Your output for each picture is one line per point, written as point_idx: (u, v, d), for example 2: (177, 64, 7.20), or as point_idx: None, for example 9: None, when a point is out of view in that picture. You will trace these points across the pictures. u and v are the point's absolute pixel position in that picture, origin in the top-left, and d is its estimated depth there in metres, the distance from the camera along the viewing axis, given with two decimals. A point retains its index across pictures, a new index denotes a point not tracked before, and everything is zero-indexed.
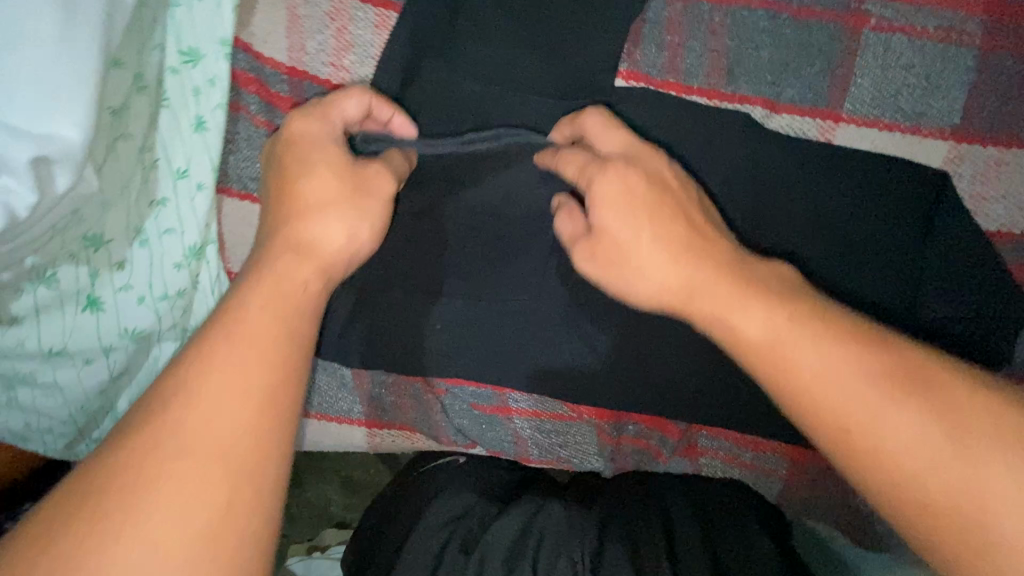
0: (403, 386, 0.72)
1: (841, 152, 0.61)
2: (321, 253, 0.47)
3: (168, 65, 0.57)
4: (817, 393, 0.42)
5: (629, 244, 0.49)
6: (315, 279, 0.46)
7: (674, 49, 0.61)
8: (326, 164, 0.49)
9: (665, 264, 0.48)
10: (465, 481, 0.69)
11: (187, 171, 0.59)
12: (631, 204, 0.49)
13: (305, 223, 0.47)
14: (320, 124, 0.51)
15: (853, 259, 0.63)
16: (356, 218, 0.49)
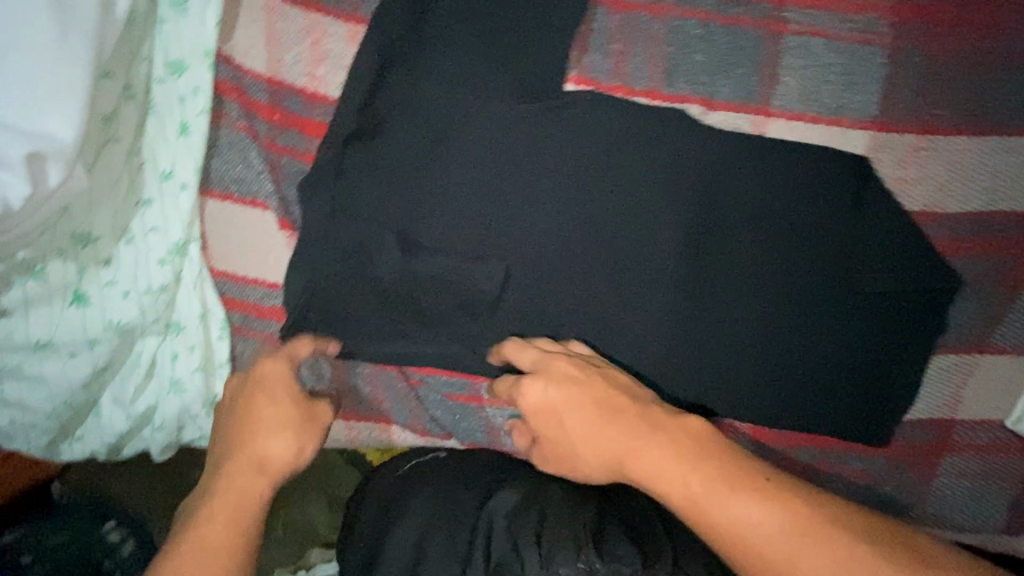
0: (379, 377, 0.75)
1: (772, 143, 0.68)
2: (274, 468, 0.59)
3: (156, 76, 0.62)
4: (739, 539, 0.50)
5: (562, 432, 0.62)
6: (268, 488, 0.59)
7: (618, 56, 0.68)
8: (287, 398, 0.63)
9: (598, 441, 0.60)
10: (466, 471, 0.72)
11: (172, 173, 0.63)
12: (563, 396, 0.62)
13: (262, 441, 0.60)
14: (279, 364, 0.64)
15: (787, 262, 0.69)
16: (302, 439, 0.62)
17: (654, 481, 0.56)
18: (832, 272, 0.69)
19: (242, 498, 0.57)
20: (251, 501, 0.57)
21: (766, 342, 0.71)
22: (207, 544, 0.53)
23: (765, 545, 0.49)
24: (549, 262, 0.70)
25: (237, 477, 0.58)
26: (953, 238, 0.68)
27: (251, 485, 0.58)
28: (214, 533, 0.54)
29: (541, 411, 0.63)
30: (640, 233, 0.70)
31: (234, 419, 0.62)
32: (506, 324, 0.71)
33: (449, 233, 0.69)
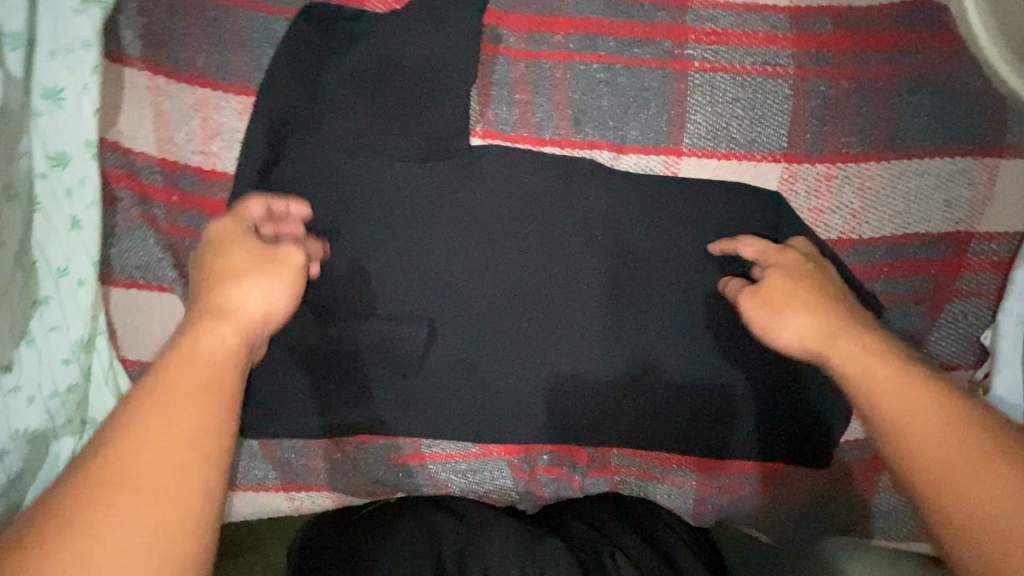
0: (313, 448, 0.73)
1: (685, 182, 0.67)
2: (238, 316, 0.46)
3: (37, 171, 0.59)
4: (920, 416, 0.43)
5: (782, 295, 0.57)
6: (233, 339, 0.44)
7: (524, 105, 0.67)
8: (245, 247, 0.50)
9: (824, 321, 0.53)
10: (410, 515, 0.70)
11: (67, 269, 0.61)
12: (801, 274, 0.58)
13: (223, 289, 0.47)
14: (233, 223, 0.53)
15: (710, 302, 0.69)
16: (265, 282, 0.48)
17: (855, 358, 0.49)
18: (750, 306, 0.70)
19: (208, 354, 0.42)
20: (231, 357, 0.43)
21: (691, 373, 0.72)
22: (173, 403, 0.39)
23: (924, 428, 0.42)
24: (474, 316, 0.69)
25: (208, 330, 0.44)
26: (866, 261, 0.68)
27: (226, 337, 0.44)
28: (179, 390, 0.39)
29: (768, 286, 0.58)
30: (562, 280, 0.69)
31: (197, 282, 0.49)
32: (436, 383, 0.70)
33: (370, 298, 0.67)
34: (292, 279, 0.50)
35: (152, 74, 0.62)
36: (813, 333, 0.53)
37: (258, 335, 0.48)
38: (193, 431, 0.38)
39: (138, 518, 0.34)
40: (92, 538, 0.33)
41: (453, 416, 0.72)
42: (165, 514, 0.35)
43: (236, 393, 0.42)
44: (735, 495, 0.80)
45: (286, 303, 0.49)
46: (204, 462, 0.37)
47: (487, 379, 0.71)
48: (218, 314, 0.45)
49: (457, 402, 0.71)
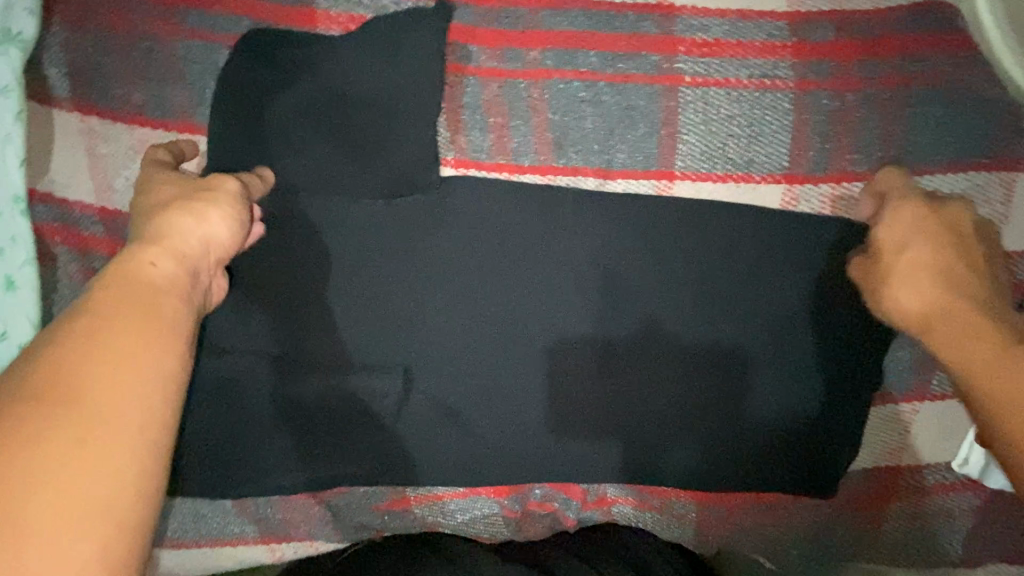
0: (291, 500, 0.69)
1: (678, 208, 0.62)
2: (172, 241, 0.44)
3: None
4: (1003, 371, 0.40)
5: (900, 258, 0.53)
6: (167, 263, 0.43)
7: (498, 129, 0.62)
8: (170, 179, 0.50)
9: (936, 289, 0.49)
10: (389, 557, 0.65)
11: (5, 334, 0.55)
12: (918, 227, 0.54)
13: (155, 218, 0.46)
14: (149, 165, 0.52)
15: (709, 336, 0.65)
16: (201, 205, 0.47)
17: (952, 343, 0.45)
18: (758, 338, 0.65)
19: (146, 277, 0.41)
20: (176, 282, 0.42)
21: (698, 406, 0.67)
22: (118, 322, 0.37)
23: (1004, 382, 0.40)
24: (453, 358, 0.64)
25: (146, 255, 0.42)
26: None
27: (170, 262, 0.43)
28: (117, 311, 0.38)
29: (886, 243, 0.54)
30: (547, 316, 0.64)
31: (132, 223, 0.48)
32: (417, 430, 0.66)
33: (341, 345, 0.62)
34: (230, 202, 0.49)
35: (85, 115, 0.56)
36: (929, 297, 0.50)
37: (198, 259, 0.45)
38: (140, 348, 0.37)
39: (86, 430, 0.33)
40: (30, 441, 0.31)
41: (436, 463, 0.67)
42: (113, 420, 0.34)
43: (184, 315, 0.40)
44: (737, 523, 0.76)
45: (229, 225, 0.48)
46: (157, 378, 0.36)
47: (471, 422, 0.66)
48: (152, 238, 0.44)
49: (439, 449, 0.67)
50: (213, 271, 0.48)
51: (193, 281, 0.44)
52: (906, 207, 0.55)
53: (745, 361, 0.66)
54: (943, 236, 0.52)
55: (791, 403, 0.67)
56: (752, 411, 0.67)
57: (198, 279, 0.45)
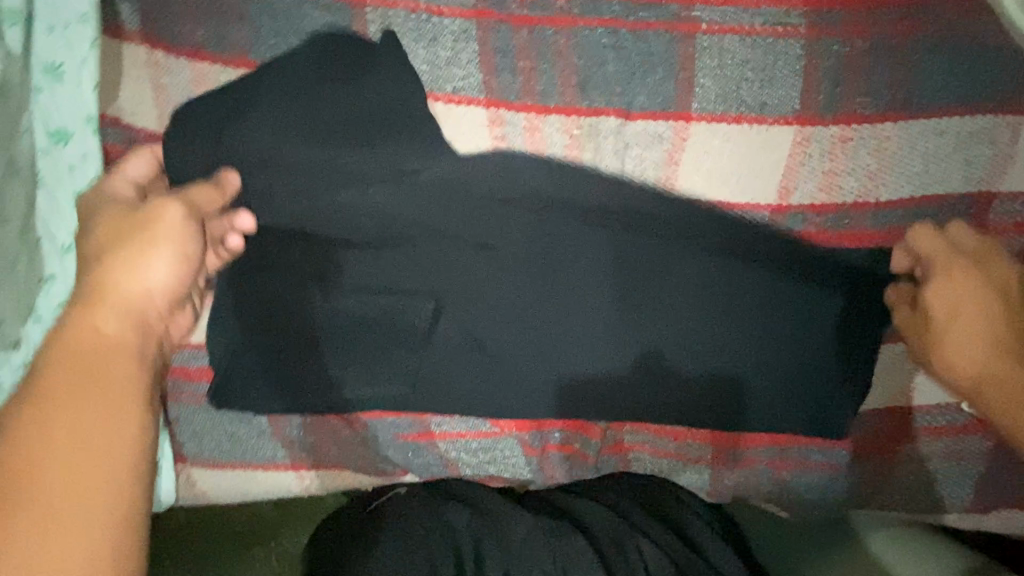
0: (323, 426, 0.72)
1: (693, 147, 0.66)
2: (115, 294, 0.48)
3: (39, 147, 0.59)
4: None
5: (952, 324, 0.61)
6: (112, 326, 0.47)
7: (527, 73, 0.65)
8: (112, 215, 0.53)
9: (984, 362, 0.58)
10: (420, 495, 0.71)
11: (72, 246, 0.61)
12: (969, 295, 0.61)
13: (95, 262, 0.49)
14: (113, 188, 0.57)
15: (729, 274, 0.66)
16: (140, 246, 0.50)
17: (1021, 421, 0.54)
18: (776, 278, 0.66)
19: (90, 343, 0.45)
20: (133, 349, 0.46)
21: (722, 346, 0.68)
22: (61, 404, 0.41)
23: None
24: (481, 292, 0.67)
25: (90, 320, 0.46)
26: (886, 228, 0.67)
27: (118, 326, 0.47)
28: (71, 385, 0.42)
29: (938, 306, 0.62)
30: (572, 251, 0.66)
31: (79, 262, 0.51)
32: (446, 359, 0.70)
33: (377, 272, 0.66)
34: (174, 240, 0.51)
35: (152, 49, 0.62)
36: (986, 369, 0.58)
37: (146, 312, 0.49)
38: (102, 418, 0.42)
39: (60, 507, 0.38)
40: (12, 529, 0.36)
41: (461, 391, 0.71)
42: (89, 491, 0.39)
43: (139, 378, 0.45)
44: (750, 468, 0.78)
45: (169, 267, 0.51)
46: (121, 442, 0.41)
47: (495, 354, 0.69)
48: (89, 294, 0.47)
49: (463, 380, 0.70)
50: (169, 315, 0.52)
51: (149, 337, 0.49)
52: (957, 271, 0.61)
53: (762, 305, 0.67)
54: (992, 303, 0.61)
55: (805, 350, 0.68)
56: (769, 356, 0.68)
57: (150, 329, 0.49)
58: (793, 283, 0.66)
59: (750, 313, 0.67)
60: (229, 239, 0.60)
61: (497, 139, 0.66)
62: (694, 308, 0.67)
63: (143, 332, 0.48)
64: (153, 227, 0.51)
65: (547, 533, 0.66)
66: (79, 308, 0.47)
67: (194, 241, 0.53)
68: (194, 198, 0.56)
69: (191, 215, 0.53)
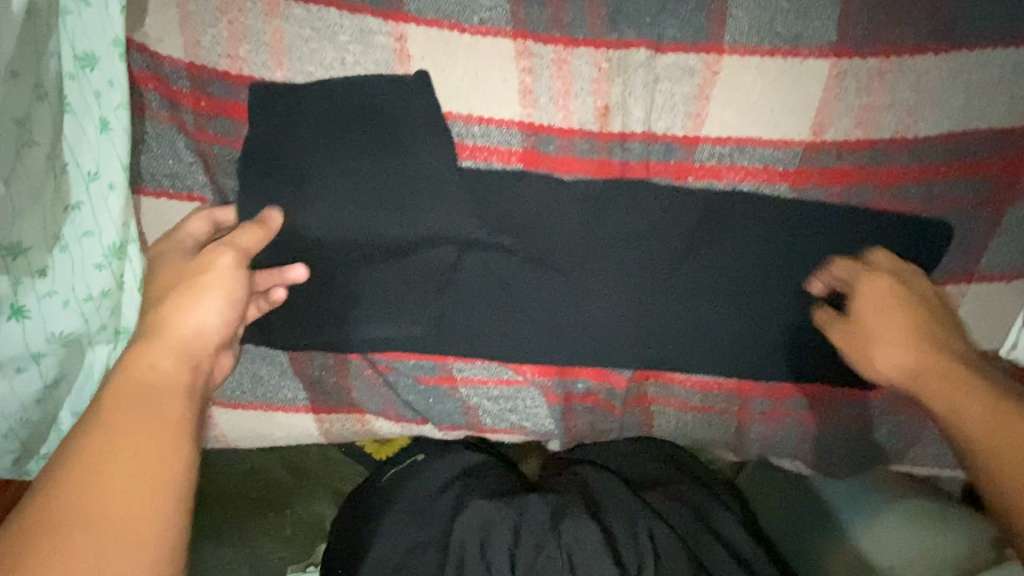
0: (345, 366, 0.72)
1: (726, 82, 0.64)
2: (169, 339, 0.47)
3: (66, 72, 0.59)
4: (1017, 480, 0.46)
5: (870, 323, 0.60)
6: (168, 363, 0.45)
7: (556, 4, 0.62)
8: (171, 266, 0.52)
9: (908, 360, 0.56)
10: (430, 473, 0.68)
11: (98, 173, 0.60)
12: (886, 300, 0.60)
13: (156, 309, 0.49)
14: (165, 241, 0.56)
15: (757, 216, 0.67)
16: (191, 297, 0.49)
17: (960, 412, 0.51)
18: (801, 214, 0.67)
19: (149, 386, 0.44)
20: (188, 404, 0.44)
21: (749, 290, 0.68)
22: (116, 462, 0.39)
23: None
24: (509, 223, 0.67)
25: (146, 359, 0.45)
26: (924, 163, 0.66)
27: (175, 368, 0.45)
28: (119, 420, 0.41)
29: (862, 313, 0.61)
30: (603, 194, 0.67)
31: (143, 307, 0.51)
32: (471, 301, 0.69)
33: (400, 207, 0.66)
34: (225, 281, 0.50)
35: None
36: (913, 368, 0.56)
37: (199, 355, 0.48)
38: (149, 451, 0.40)
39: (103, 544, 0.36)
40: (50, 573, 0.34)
41: (485, 333, 0.71)
42: (130, 524, 0.37)
43: (189, 412, 0.44)
44: (778, 422, 0.76)
45: (220, 310, 0.49)
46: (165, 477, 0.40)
47: (520, 294, 0.69)
48: (148, 336, 0.47)
49: (486, 314, 0.70)
50: (219, 355, 0.51)
51: (202, 375, 0.47)
52: (878, 277, 0.61)
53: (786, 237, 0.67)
54: (880, 323, 0.59)
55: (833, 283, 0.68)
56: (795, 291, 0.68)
57: (204, 368, 0.48)
58: (814, 216, 0.67)
59: (780, 259, 0.68)
60: (274, 292, 0.59)
61: (524, 71, 0.64)
62: (720, 243, 0.67)
63: (198, 376, 0.47)
64: (206, 272, 0.50)
65: (551, 514, 0.61)
66: (137, 348, 0.46)
67: (242, 285, 0.51)
68: (241, 239, 0.54)
69: (244, 257, 0.52)
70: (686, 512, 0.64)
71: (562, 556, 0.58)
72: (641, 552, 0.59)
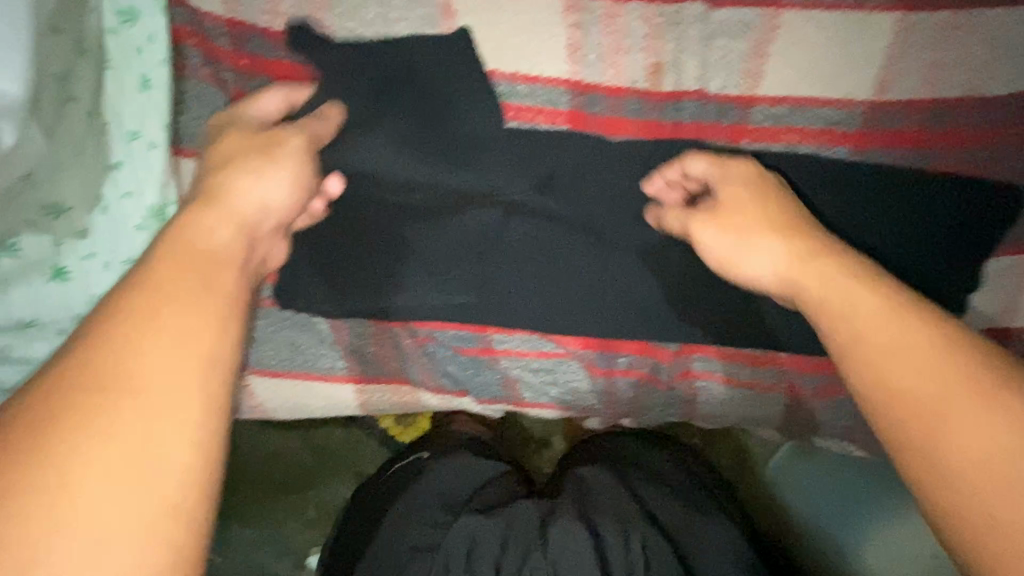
0: (385, 335, 0.70)
1: (784, 38, 0.61)
2: (236, 210, 0.48)
3: (107, 27, 0.58)
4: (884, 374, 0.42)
5: (734, 208, 0.56)
6: (224, 231, 0.46)
7: None
8: (243, 131, 0.54)
9: (789, 252, 0.52)
10: (440, 478, 0.75)
11: (139, 132, 0.59)
12: (758, 192, 0.56)
13: (223, 172, 0.50)
14: (234, 114, 0.57)
15: (823, 181, 0.63)
16: (267, 168, 0.51)
17: (837, 300, 0.47)
18: (872, 175, 0.63)
19: (205, 250, 0.44)
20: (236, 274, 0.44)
21: None
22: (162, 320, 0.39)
23: (912, 392, 0.41)
24: (555, 183, 0.64)
25: (207, 222, 0.46)
26: (994, 124, 0.62)
27: (226, 239, 0.46)
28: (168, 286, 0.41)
29: (726, 202, 0.56)
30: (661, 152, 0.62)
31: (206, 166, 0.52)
32: (515, 272, 0.66)
33: (443, 167, 0.63)
34: (297, 162, 0.53)
35: None
36: (788, 259, 0.52)
37: (257, 227, 0.49)
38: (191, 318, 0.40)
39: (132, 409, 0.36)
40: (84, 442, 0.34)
41: (529, 305, 0.68)
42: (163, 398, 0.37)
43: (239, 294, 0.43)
44: (830, 398, 0.73)
45: (288, 189, 0.51)
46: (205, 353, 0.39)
47: (566, 266, 0.66)
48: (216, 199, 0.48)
49: (528, 283, 0.67)
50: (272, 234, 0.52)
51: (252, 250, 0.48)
52: (750, 167, 0.58)
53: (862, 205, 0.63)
54: (741, 206, 0.56)
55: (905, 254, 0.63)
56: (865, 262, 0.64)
57: (256, 247, 0.49)
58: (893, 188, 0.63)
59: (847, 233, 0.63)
60: (313, 205, 0.59)
61: (572, 27, 0.61)
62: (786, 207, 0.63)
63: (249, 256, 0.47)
64: (272, 153, 0.52)
65: (544, 521, 0.70)
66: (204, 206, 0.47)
67: (309, 174, 0.54)
68: (314, 127, 0.57)
69: (311, 147, 0.54)
70: (679, 516, 0.71)
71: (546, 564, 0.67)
72: (629, 557, 0.66)
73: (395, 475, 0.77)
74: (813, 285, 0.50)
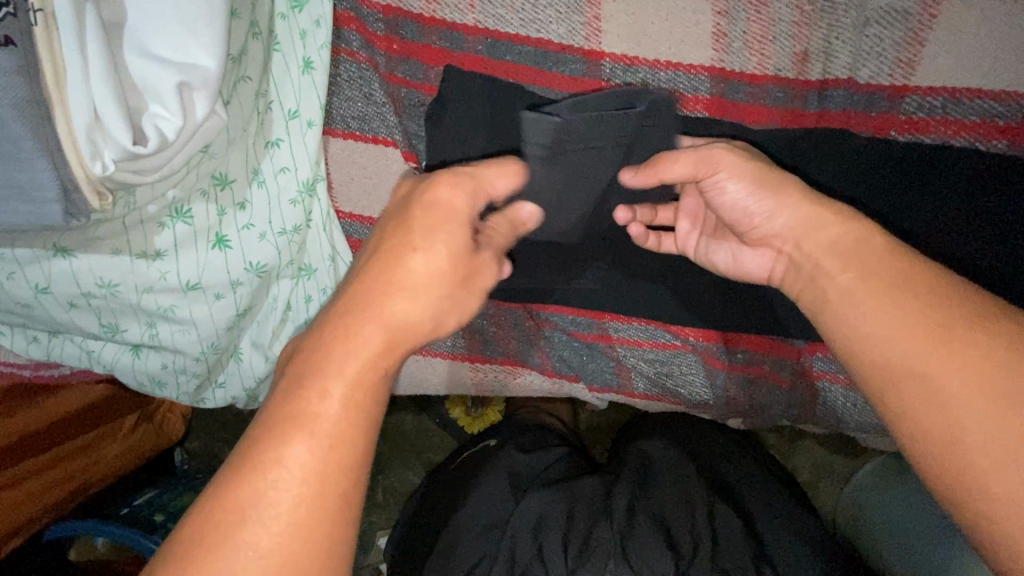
0: (505, 315, 0.73)
1: (947, 25, 0.57)
2: (392, 260, 0.48)
3: (278, 12, 0.62)
4: (933, 324, 0.43)
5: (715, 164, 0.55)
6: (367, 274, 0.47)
7: None
8: (446, 243, 0.48)
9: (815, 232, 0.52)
10: (507, 458, 0.77)
11: (297, 111, 0.62)
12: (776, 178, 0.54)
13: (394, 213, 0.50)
14: (464, 200, 0.50)
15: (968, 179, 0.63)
16: (442, 299, 0.48)
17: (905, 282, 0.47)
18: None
19: (390, 277, 0.47)
20: (361, 343, 0.46)
21: (960, 249, 0.65)
22: (307, 417, 0.42)
23: (947, 350, 0.42)
24: None
25: (379, 292, 0.47)
26: None
27: (395, 278, 0.47)
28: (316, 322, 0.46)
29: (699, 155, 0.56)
30: (804, 142, 0.64)
31: (387, 243, 0.49)
32: (638, 259, 0.68)
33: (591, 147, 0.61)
34: (474, 293, 0.52)
35: None
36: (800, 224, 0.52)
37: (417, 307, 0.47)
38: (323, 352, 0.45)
39: (284, 488, 0.41)
40: (249, 516, 0.40)
41: (650, 294, 0.69)
42: (311, 466, 0.42)
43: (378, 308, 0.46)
44: None
45: (453, 318, 0.51)
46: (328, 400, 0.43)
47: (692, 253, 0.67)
48: (378, 289, 0.47)
49: (651, 271, 0.69)
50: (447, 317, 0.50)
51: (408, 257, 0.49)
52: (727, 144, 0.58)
53: (945, 234, 0.65)
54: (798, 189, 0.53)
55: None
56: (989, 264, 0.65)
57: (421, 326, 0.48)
58: (984, 220, 0.64)
59: (987, 232, 0.65)
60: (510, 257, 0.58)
61: (719, 13, 0.60)
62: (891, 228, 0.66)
63: (431, 321, 0.49)
64: (467, 286, 0.50)
65: (605, 494, 0.71)
66: (366, 280, 0.47)
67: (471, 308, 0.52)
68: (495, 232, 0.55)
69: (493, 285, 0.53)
70: (762, 501, 0.70)
71: (614, 539, 0.66)
72: (698, 536, 0.66)
73: (464, 461, 0.79)
74: (814, 242, 0.51)
